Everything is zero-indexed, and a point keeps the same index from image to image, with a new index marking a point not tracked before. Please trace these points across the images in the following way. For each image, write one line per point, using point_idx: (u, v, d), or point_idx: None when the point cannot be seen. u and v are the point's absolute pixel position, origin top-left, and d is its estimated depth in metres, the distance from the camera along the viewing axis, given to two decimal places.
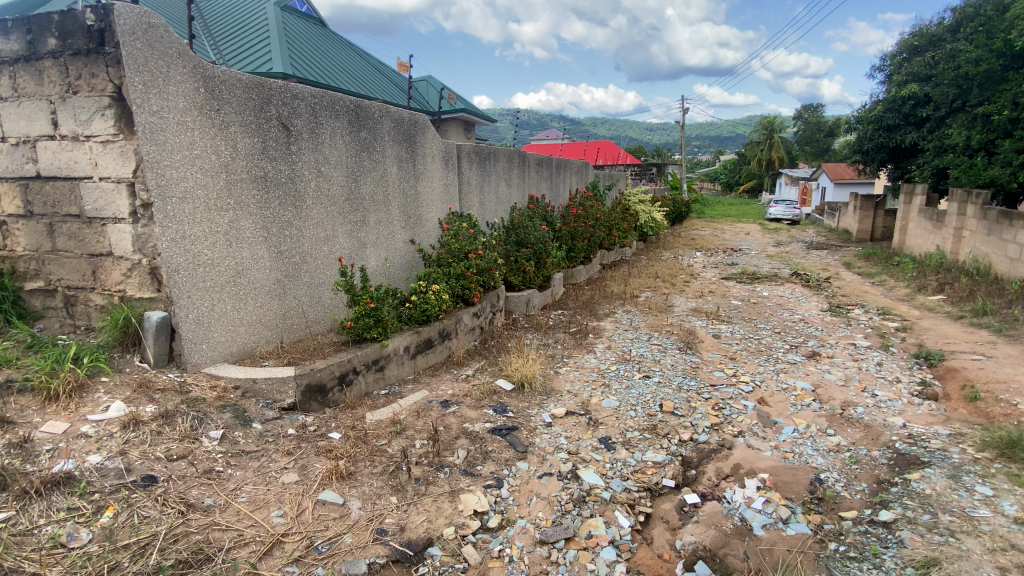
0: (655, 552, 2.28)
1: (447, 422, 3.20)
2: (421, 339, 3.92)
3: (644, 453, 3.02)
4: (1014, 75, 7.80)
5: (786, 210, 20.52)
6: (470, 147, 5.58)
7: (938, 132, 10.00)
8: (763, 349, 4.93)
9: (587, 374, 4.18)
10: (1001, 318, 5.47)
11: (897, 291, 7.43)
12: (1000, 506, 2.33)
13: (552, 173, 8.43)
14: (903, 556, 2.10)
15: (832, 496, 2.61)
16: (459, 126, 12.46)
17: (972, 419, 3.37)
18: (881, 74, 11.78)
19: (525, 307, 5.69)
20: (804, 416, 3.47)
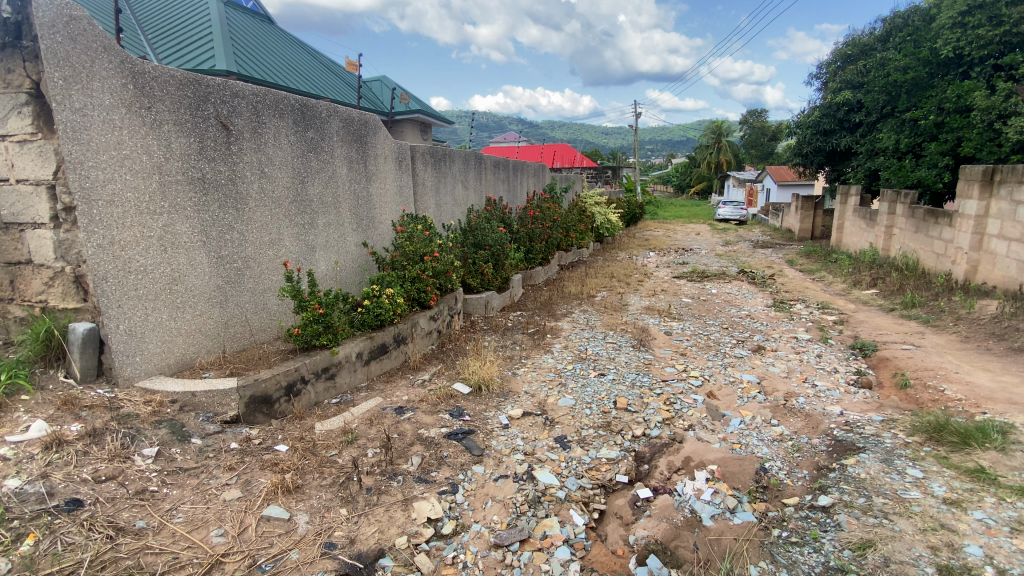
0: (609, 548, 2.30)
1: (402, 428, 3.13)
2: (374, 344, 3.81)
3: (599, 450, 3.05)
4: (939, 82, 8.48)
5: (734, 210, 21.40)
6: (424, 148, 5.50)
7: (870, 137, 10.63)
8: (712, 344, 5.09)
9: (544, 375, 4.19)
10: (927, 310, 5.88)
11: (836, 286, 7.87)
12: (928, 487, 2.47)
13: (509, 175, 8.43)
14: (841, 539, 2.19)
15: (776, 484, 2.71)
16: (415, 127, 12.31)
17: (902, 405, 3.59)
18: (818, 82, 12.40)
19: (483, 309, 5.66)
20: (751, 408, 3.60)
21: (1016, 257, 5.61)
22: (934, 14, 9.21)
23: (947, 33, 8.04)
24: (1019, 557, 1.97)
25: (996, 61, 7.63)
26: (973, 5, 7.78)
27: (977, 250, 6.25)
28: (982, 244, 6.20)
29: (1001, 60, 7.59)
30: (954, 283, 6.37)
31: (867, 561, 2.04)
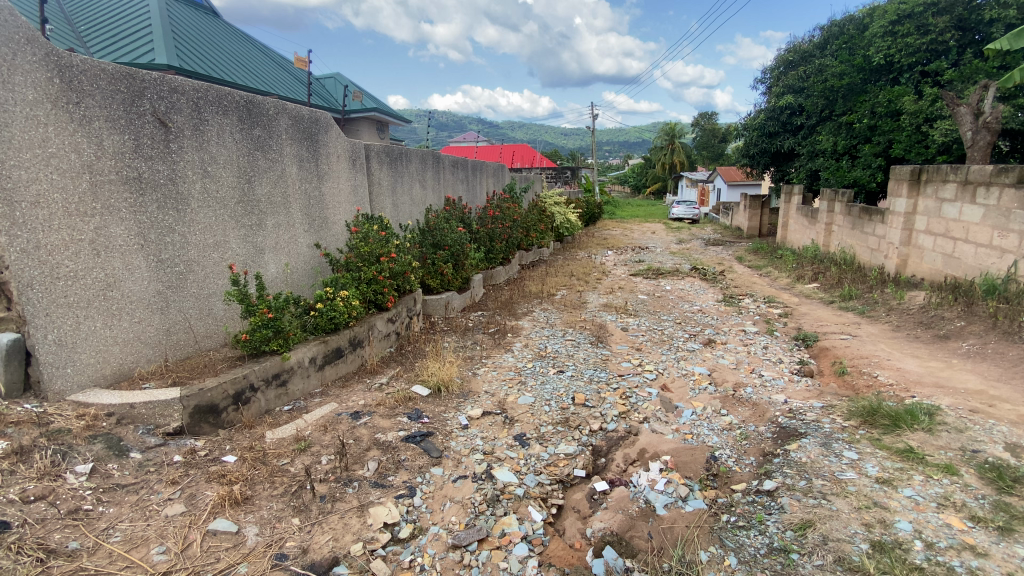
0: (567, 542, 2.33)
1: (358, 433, 3.06)
2: (328, 348, 3.70)
3: (557, 446, 3.09)
4: (872, 87, 9.03)
5: (687, 210, 22.12)
6: (379, 147, 5.39)
7: (810, 139, 11.19)
8: (666, 339, 5.24)
9: (504, 373, 4.19)
10: (863, 301, 6.25)
11: (781, 281, 8.25)
12: (863, 467, 2.63)
13: (468, 174, 8.38)
14: (784, 521, 2.30)
15: (725, 471, 2.82)
16: (371, 126, 12.08)
17: (841, 392, 3.80)
18: (763, 86, 12.95)
19: (444, 310, 5.61)
20: (702, 399, 3.73)
21: (941, 251, 6.04)
22: (867, 24, 9.78)
23: (878, 42, 8.56)
24: (943, 530, 2.11)
25: (922, 68, 8.16)
26: (901, 15, 8.29)
27: (906, 245, 6.69)
28: (910, 239, 6.65)
29: (926, 68, 8.13)
30: (886, 276, 6.80)
31: (807, 540, 2.14)
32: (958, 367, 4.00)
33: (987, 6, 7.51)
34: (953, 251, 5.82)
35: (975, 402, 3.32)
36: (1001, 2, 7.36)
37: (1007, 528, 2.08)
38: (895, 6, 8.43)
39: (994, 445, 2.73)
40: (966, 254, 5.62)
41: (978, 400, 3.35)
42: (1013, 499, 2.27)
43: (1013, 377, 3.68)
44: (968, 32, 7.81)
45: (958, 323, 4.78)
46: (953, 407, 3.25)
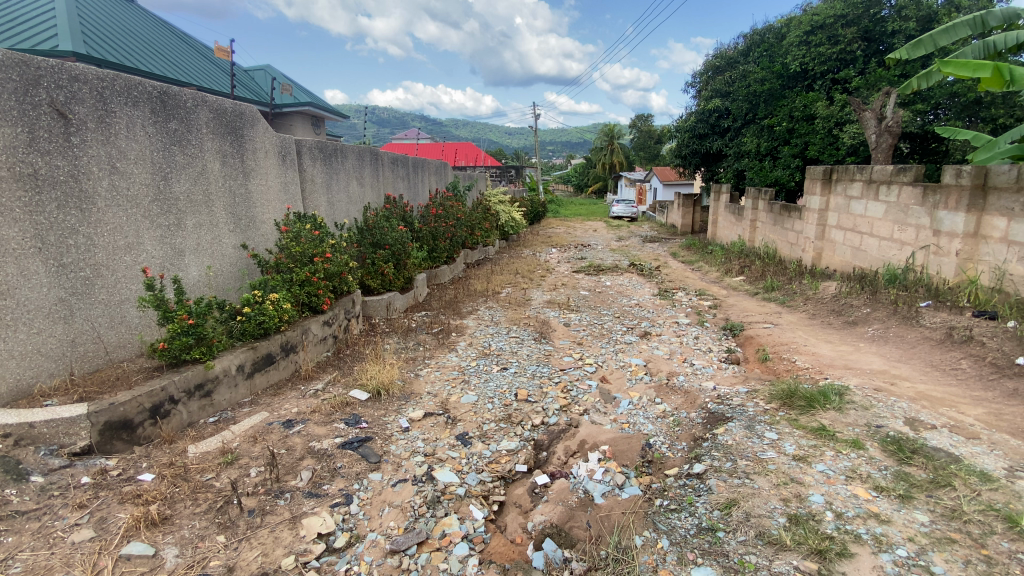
0: (508, 538, 2.34)
1: (291, 443, 2.92)
2: (258, 355, 3.50)
3: (499, 442, 3.10)
4: (790, 93, 9.67)
5: (626, 208, 22.88)
6: (312, 142, 5.17)
7: (736, 141, 11.84)
8: (605, 332, 5.39)
9: (447, 373, 4.15)
10: (783, 292, 6.70)
11: (711, 274, 8.70)
12: (782, 446, 2.82)
13: (409, 172, 8.21)
14: (712, 501, 2.42)
15: (659, 458, 2.94)
16: (306, 121, 11.60)
17: (763, 376, 4.07)
18: (694, 90, 13.56)
19: (385, 311, 5.48)
20: (638, 389, 3.88)
21: (850, 245, 6.58)
22: (785, 33, 10.45)
23: (795, 50, 9.17)
24: (852, 500, 2.29)
25: (833, 75, 8.82)
26: (814, 26, 8.91)
27: (820, 239, 7.25)
28: (824, 234, 7.20)
29: (837, 75, 8.80)
30: (804, 269, 7.34)
31: (732, 518, 2.27)
32: (865, 350, 4.38)
33: (889, 19, 8.19)
34: (860, 244, 6.35)
35: (879, 381, 3.65)
36: (901, 16, 8.06)
37: (906, 495, 2.29)
38: (809, 18, 9.06)
39: (895, 420, 3.01)
40: (871, 247, 6.15)
41: (881, 379, 3.69)
42: (910, 468, 2.50)
43: (911, 357, 4.07)
44: (873, 43, 8.50)
45: (864, 310, 5.22)
46: (860, 386, 3.55)
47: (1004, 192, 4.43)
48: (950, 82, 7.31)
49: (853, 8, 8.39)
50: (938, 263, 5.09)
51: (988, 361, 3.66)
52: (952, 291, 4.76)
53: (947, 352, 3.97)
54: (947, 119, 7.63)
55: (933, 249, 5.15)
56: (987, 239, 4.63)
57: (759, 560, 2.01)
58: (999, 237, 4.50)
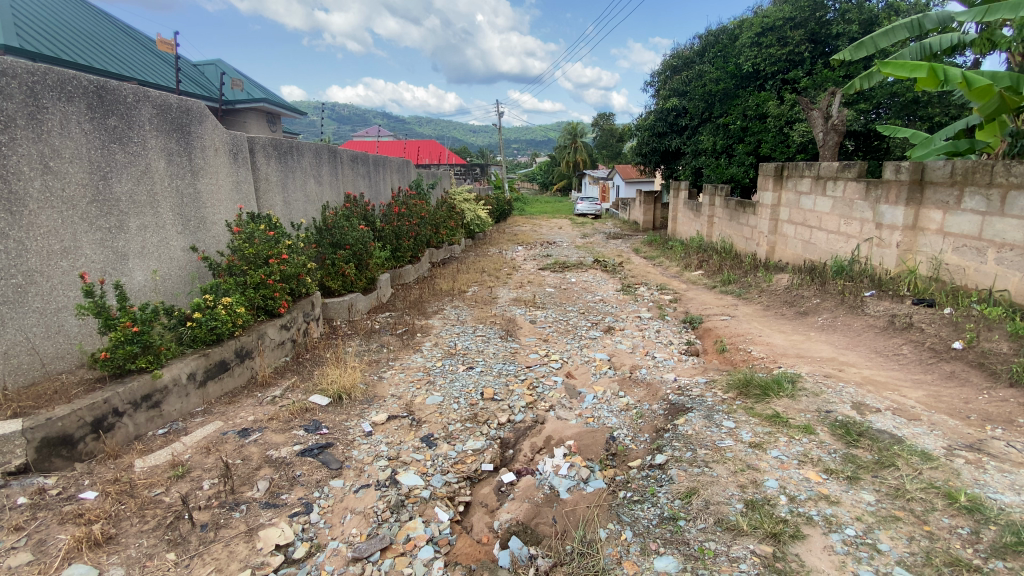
0: (474, 538, 2.33)
1: (247, 452, 2.82)
2: (210, 362, 3.36)
3: (465, 443, 3.08)
4: (743, 92, 9.98)
5: (590, 206, 23.16)
6: (265, 140, 4.98)
7: (694, 139, 12.14)
8: (571, 328, 5.44)
9: (412, 375, 4.09)
10: (739, 285, 6.93)
11: (672, 269, 8.92)
12: (739, 434, 2.91)
13: (370, 170, 8.02)
14: (673, 491, 2.48)
15: (622, 450, 2.99)
16: (260, 118, 11.20)
17: (721, 367, 4.20)
18: (652, 89, 13.80)
19: (347, 312, 5.34)
20: (603, 383, 3.95)
21: (801, 238, 6.87)
22: (737, 34, 10.76)
23: (747, 51, 9.46)
24: (804, 484, 2.39)
25: (783, 76, 9.17)
26: (765, 28, 9.22)
27: (773, 234, 7.54)
28: (776, 228, 7.49)
29: (786, 76, 9.15)
30: (758, 262, 7.61)
31: (692, 506, 2.33)
32: (815, 338, 4.59)
33: (834, 22, 8.63)
34: (810, 237, 6.63)
35: (829, 368, 3.83)
36: (845, 19, 8.52)
37: (854, 477, 2.40)
38: (760, 20, 9.37)
39: (843, 405, 3.16)
40: (820, 240, 6.44)
41: (831, 366, 3.87)
42: (858, 450, 2.63)
43: (858, 344, 4.28)
44: (819, 45, 8.89)
45: (814, 301, 5.45)
46: (811, 373, 3.72)
47: (939, 186, 4.71)
48: (889, 83, 7.72)
49: (800, 11, 8.74)
50: (881, 255, 5.37)
51: (926, 346, 3.88)
52: (893, 280, 5.03)
53: (890, 339, 4.19)
54: (887, 118, 8.07)
55: (876, 241, 5.42)
56: (925, 231, 4.91)
57: (718, 546, 2.07)
58: (935, 229, 4.78)
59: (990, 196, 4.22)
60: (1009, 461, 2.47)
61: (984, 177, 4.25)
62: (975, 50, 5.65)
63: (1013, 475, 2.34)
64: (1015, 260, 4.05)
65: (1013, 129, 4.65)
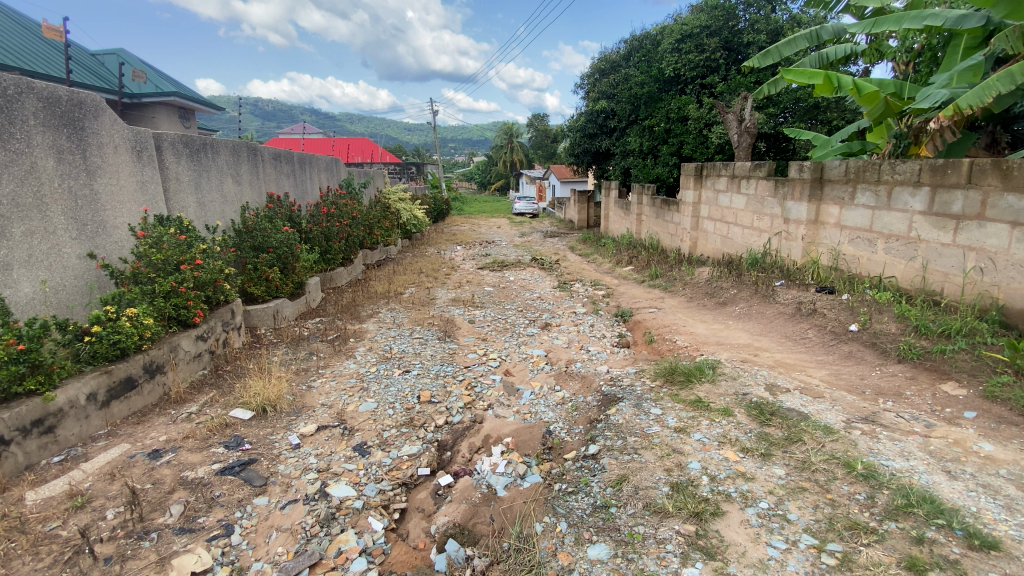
0: (410, 544, 2.29)
1: (159, 475, 2.60)
2: (114, 380, 3.06)
3: (400, 448, 3.01)
4: (665, 96, 10.46)
5: (528, 205, 23.42)
6: (174, 136, 4.61)
7: (622, 140, 12.57)
8: (509, 326, 5.49)
9: (344, 382, 3.93)
10: (666, 279, 7.27)
11: (605, 266, 9.20)
12: (665, 420, 3.05)
13: (295, 169, 7.62)
14: (605, 479, 2.56)
15: (558, 443, 3.05)
16: (170, 114, 10.40)
17: (650, 357, 4.39)
18: (583, 90, 14.15)
19: (272, 320, 5.07)
20: (540, 379, 4.01)
21: (719, 234, 7.31)
22: (659, 40, 11.25)
23: (668, 56, 9.91)
24: (724, 463, 2.55)
25: (702, 81, 9.71)
26: (684, 35, 9.72)
27: (695, 230, 7.97)
28: (698, 224, 7.92)
29: (704, 81, 9.70)
30: (682, 257, 8.03)
31: (623, 493, 2.41)
32: (733, 326, 4.91)
33: (744, 31, 9.24)
34: (728, 232, 7.08)
35: (745, 353, 4.11)
36: (754, 29, 9.14)
37: (766, 453, 2.59)
38: (679, 28, 9.86)
39: (757, 387, 3.40)
40: (736, 234, 6.88)
41: (747, 351, 4.15)
42: (770, 428, 2.83)
43: (770, 330, 4.63)
44: (732, 52, 9.49)
45: (732, 291, 5.83)
46: (730, 359, 3.98)
47: (836, 184, 5.17)
48: (794, 89, 8.38)
49: (715, 20, 9.30)
50: (788, 247, 5.83)
51: (828, 330, 4.26)
52: (800, 270, 5.47)
53: (798, 324, 4.57)
54: (791, 121, 8.70)
55: (785, 235, 5.88)
56: (825, 225, 5.38)
57: (646, 530, 2.16)
58: (833, 223, 5.25)
59: (878, 192, 4.68)
60: (897, 430, 2.77)
61: (873, 175, 4.71)
62: (865, 60, 6.25)
63: (902, 443, 2.63)
64: (900, 250, 4.53)
65: (898, 131, 5.20)
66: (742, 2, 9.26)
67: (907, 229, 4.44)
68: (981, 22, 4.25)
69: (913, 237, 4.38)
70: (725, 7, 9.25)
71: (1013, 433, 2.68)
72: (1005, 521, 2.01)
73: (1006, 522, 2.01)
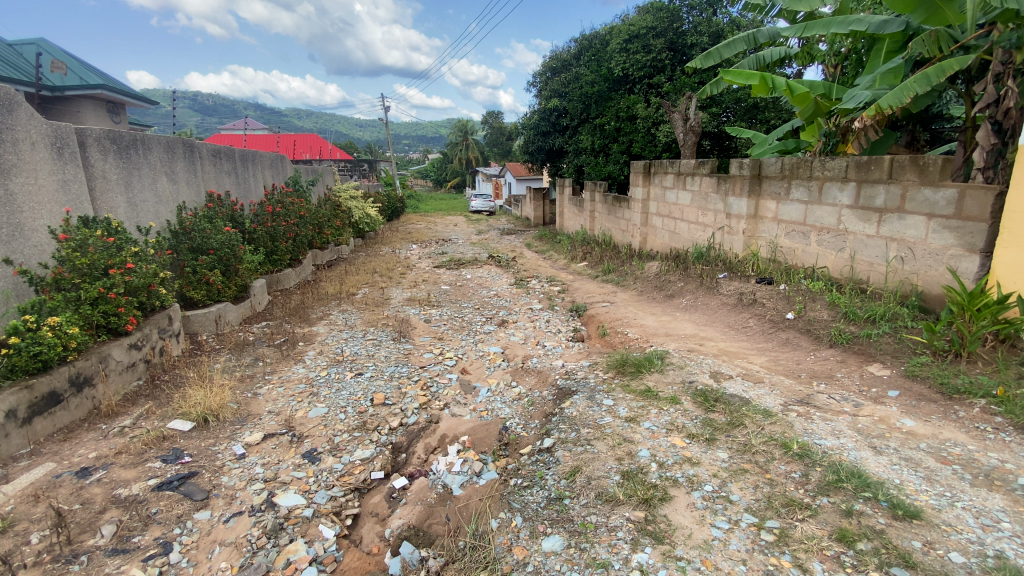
0: (364, 550, 2.25)
1: (89, 494, 2.44)
2: (36, 395, 2.83)
3: (352, 453, 2.95)
4: (615, 95, 10.68)
5: (484, 203, 23.39)
6: (100, 131, 4.29)
7: (574, 138, 12.75)
8: (465, 324, 5.47)
9: (292, 388, 3.80)
10: (618, 273, 7.45)
11: (560, 262, 9.32)
12: (617, 410, 3.13)
13: (236, 167, 7.27)
14: (560, 471, 2.60)
15: (514, 439, 3.07)
16: (98, 108, 9.71)
17: (603, 350, 4.49)
18: (535, 88, 14.24)
19: (214, 325, 4.83)
20: (496, 375, 4.03)
21: (667, 229, 7.55)
22: (607, 40, 11.45)
23: (617, 56, 10.11)
24: (671, 450, 2.64)
25: (649, 80, 9.96)
26: (631, 35, 9.94)
27: (645, 226, 8.20)
28: (647, 220, 8.15)
29: (651, 81, 9.96)
30: (634, 252, 8.24)
31: (576, 484, 2.46)
32: (681, 318, 5.09)
33: (688, 33, 9.53)
34: (675, 228, 7.33)
35: (691, 343, 4.27)
36: (697, 31, 9.45)
37: (711, 438, 2.70)
38: (627, 28, 10.08)
39: (703, 374, 3.55)
40: (683, 229, 7.13)
41: (693, 341, 4.31)
42: (714, 414, 2.96)
43: (715, 321, 4.84)
44: (677, 53, 9.76)
45: (679, 284, 6.04)
46: (677, 349, 4.13)
47: (773, 180, 5.44)
48: (735, 90, 8.75)
49: (660, 21, 9.55)
50: (731, 241, 6.09)
51: (767, 318, 4.49)
52: (741, 263, 5.74)
53: (740, 313, 4.79)
54: (733, 121, 9.09)
55: (727, 229, 6.14)
56: (763, 219, 5.66)
57: (599, 519, 2.21)
58: (771, 217, 5.53)
59: (811, 187, 4.97)
60: (829, 410, 2.96)
61: (806, 171, 4.99)
62: (798, 62, 6.59)
63: (833, 422, 2.81)
64: (831, 241, 4.83)
65: (827, 130, 5.54)
66: (685, 5, 9.56)
67: (836, 222, 4.74)
68: (901, 28, 4.57)
69: (842, 229, 4.68)
70: (670, 9, 9.51)
71: (931, 409, 2.92)
72: (924, 492, 2.19)
73: (925, 493, 2.18)
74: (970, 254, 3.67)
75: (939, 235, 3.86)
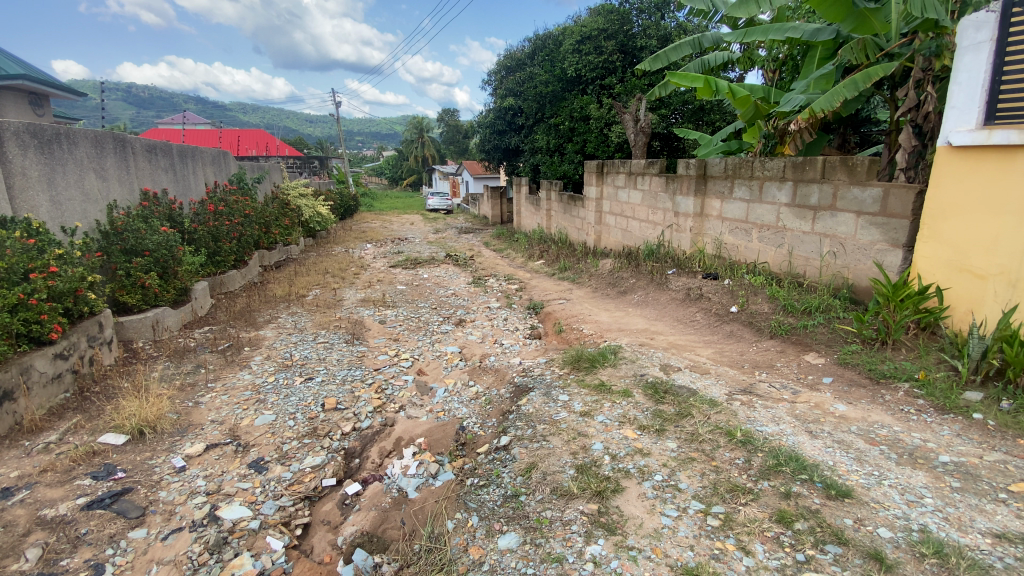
0: (315, 559, 2.19)
1: (10, 517, 2.25)
2: None
3: (302, 460, 2.86)
4: (569, 95, 10.82)
5: (441, 202, 23.16)
6: (18, 124, 3.97)
7: (530, 138, 12.83)
8: (422, 325, 5.40)
9: (238, 396, 3.63)
10: (573, 271, 7.56)
11: (518, 261, 9.37)
12: (572, 406, 3.18)
13: (174, 163, 6.87)
14: (516, 468, 2.62)
15: (471, 438, 3.07)
16: (19, 100, 8.98)
17: (559, 347, 4.54)
18: (490, 87, 14.21)
19: (152, 331, 4.56)
20: (453, 375, 4.00)
21: (620, 227, 7.72)
22: (560, 40, 11.56)
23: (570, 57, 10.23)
24: (624, 442, 2.70)
25: (601, 81, 10.14)
26: (583, 37, 10.09)
27: (598, 224, 8.36)
28: (601, 219, 8.30)
29: (603, 82, 10.14)
30: (589, 250, 8.39)
31: (532, 480, 2.49)
32: (633, 313, 5.22)
33: (638, 36, 9.74)
34: (627, 225, 7.51)
35: (642, 337, 4.39)
36: (646, 34, 9.67)
37: (661, 429, 2.79)
38: (579, 29, 10.21)
39: (654, 367, 3.66)
40: (634, 227, 7.32)
41: (644, 336, 4.44)
42: (664, 406, 3.06)
43: (664, 316, 5.00)
44: (628, 55, 9.98)
45: (631, 281, 6.19)
46: (630, 344, 4.24)
47: (717, 179, 5.66)
48: (682, 92, 9.04)
49: (611, 24, 9.73)
50: (679, 238, 6.30)
51: (713, 312, 4.69)
52: (689, 259, 5.95)
53: (688, 308, 4.97)
54: (681, 122, 9.39)
55: (675, 227, 6.34)
56: (709, 217, 5.88)
57: (554, 514, 2.24)
58: (716, 215, 5.75)
59: (752, 186, 5.21)
60: (770, 398, 3.12)
61: (747, 171, 5.23)
62: (740, 67, 6.89)
63: (773, 410, 2.96)
64: (771, 238, 5.08)
65: (767, 132, 5.81)
66: (634, 9, 9.78)
67: (776, 219, 4.99)
68: (830, 36, 4.87)
69: (781, 226, 4.94)
70: (620, 12, 9.69)
71: (861, 394, 3.13)
72: (855, 471, 2.35)
73: (855, 472, 2.34)
74: (893, 249, 3.95)
75: (867, 231, 4.13)
